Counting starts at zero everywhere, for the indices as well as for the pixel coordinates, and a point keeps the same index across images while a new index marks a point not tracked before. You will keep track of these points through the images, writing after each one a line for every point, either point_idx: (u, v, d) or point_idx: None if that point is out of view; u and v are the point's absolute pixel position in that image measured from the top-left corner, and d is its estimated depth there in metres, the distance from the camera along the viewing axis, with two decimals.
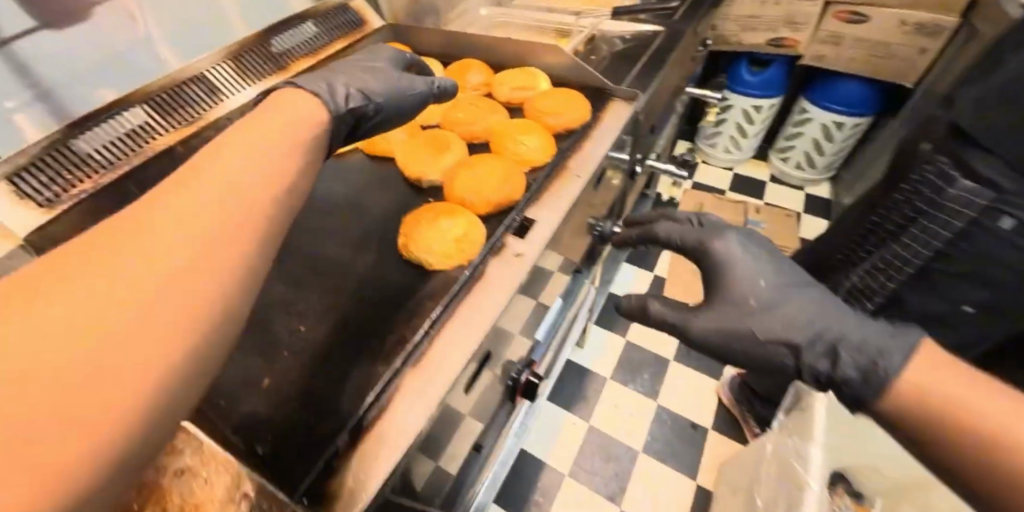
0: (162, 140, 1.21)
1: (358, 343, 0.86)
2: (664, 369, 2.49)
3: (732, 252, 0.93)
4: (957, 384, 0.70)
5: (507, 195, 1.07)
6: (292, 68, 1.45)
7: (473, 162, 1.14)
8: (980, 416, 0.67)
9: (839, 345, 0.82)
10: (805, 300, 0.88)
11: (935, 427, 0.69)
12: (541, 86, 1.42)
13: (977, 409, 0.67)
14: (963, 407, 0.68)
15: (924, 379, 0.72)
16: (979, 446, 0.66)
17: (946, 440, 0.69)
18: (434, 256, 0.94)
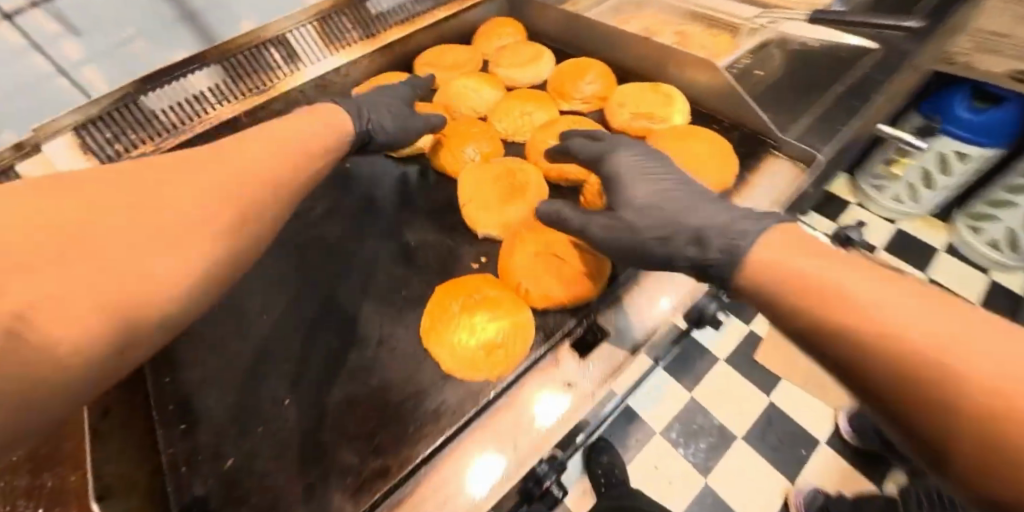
0: (227, 108, 1.09)
1: (335, 451, 0.69)
2: (727, 446, 1.63)
3: (627, 166, 0.72)
4: (846, 263, 0.43)
5: (580, 290, 0.78)
6: (383, 38, 1.22)
7: (547, 224, 0.85)
8: (859, 294, 0.40)
9: (703, 231, 0.59)
10: (686, 193, 0.66)
11: (804, 312, 0.43)
12: (675, 117, 1.06)
13: (845, 279, 0.42)
14: (833, 282, 0.42)
15: (800, 249, 0.46)
16: (866, 337, 0.38)
17: (815, 332, 0.42)
18: (455, 362, 0.72)
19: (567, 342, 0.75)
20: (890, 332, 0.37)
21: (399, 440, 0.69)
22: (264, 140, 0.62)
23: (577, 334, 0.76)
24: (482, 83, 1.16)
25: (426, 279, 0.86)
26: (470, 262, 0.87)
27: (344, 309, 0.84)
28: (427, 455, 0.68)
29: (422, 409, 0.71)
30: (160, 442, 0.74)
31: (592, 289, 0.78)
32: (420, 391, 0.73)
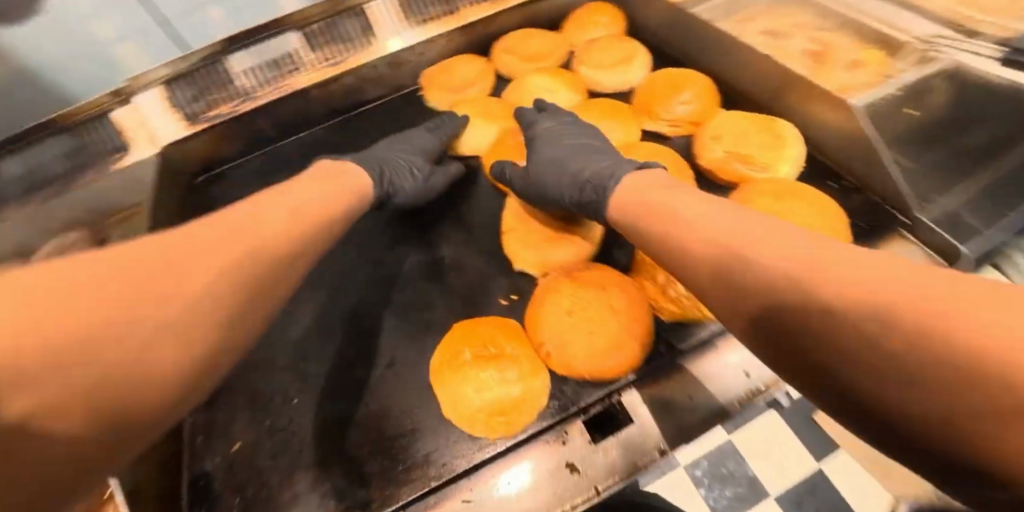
0: (302, 77, 1.07)
1: (329, 465, 0.71)
2: None
3: (545, 130, 0.89)
4: (694, 200, 0.56)
5: (608, 365, 0.69)
6: (466, 15, 1.12)
7: (590, 277, 0.76)
8: (709, 226, 0.50)
9: (591, 176, 0.75)
10: (579, 148, 0.83)
11: (678, 249, 0.53)
12: (781, 168, 0.90)
13: (704, 216, 0.52)
14: (692, 220, 0.53)
15: (661, 195, 0.61)
16: (733, 273, 0.44)
17: (693, 271, 0.51)
18: (453, 413, 0.68)
19: (580, 421, 0.68)
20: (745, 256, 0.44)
21: (383, 476, 0.69)
22: (281, 199, 0.62)
23: (594, 411, 0.69)
24: (560, 84, 1.06)
25: (451, 305, 0.82)
26: (500, 296, 0.81)
27: (366, 318, 0.83)
28: (407, 501, 0.66)
29: (413, 451, 0.70)
30: None
31: (621, 369, 0.69)
32: (416, 429, 0.71)
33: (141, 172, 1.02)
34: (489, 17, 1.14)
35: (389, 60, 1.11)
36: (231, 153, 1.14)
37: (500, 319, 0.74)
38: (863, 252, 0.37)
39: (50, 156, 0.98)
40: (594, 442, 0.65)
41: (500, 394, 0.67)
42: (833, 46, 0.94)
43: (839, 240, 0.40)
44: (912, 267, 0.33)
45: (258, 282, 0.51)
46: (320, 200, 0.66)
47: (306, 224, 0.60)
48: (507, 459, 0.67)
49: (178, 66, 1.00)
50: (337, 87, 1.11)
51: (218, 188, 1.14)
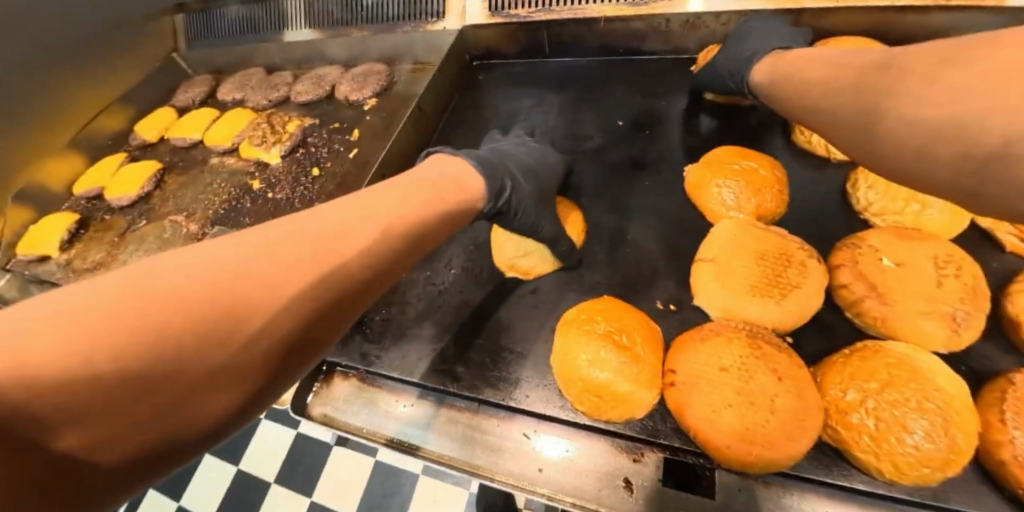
0: (596, 8, 1.12)
1: (447, 335, 0.81)
2: None
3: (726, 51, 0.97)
4: (839, 59, 0.65)
5: (720, 442, 0.60)
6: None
7: (773, 356, 0.64)
8: (848, 73, 0.60)
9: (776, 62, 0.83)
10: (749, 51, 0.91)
11: (824, 105, 0.64)
12: None
13: (845, 67, 0.62)
14: (839, 74, 0.62)
15: (807, 71, 0.71)
16: (856, 107, 0.56)
17: (830, 121, 0.62)
18: (559, 363, 0.70)
19: (659, 455, 0.65)
20: (872, 85, 0.54)
21: (479, 368, 0.76)
22: (380, 194, 0.57)
23: (681, 458, 0.64)
24: None
25: (607, 275, 0.82)
26: (658, 299, 0.78)
27: None
28: (485, 400, 0.73)
29: (508, 368, 0.75)
30: None
31: (730, 457, 0.60)
32: (522, 354, 0.76)
33: (440, 39, 1.27)
34: (825, 8, 0.98)
35: (687, 19, 1.07)
36: (507, 53, 1.27)
37: (644, 319, 0.72)
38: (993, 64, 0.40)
39: (394, 0, 1.30)
40: (661, 482, 0.64)
41: (609, 379, 0.66)
42: None
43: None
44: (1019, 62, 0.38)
45: (335, 283, 0.46)
46: (417, 203, 0.59)
47: (393, 228, 0.54)
48: (579, 434, 0.69)
49: None
50: (623, 29, 1.13)
51: (482, 77, 1.29)
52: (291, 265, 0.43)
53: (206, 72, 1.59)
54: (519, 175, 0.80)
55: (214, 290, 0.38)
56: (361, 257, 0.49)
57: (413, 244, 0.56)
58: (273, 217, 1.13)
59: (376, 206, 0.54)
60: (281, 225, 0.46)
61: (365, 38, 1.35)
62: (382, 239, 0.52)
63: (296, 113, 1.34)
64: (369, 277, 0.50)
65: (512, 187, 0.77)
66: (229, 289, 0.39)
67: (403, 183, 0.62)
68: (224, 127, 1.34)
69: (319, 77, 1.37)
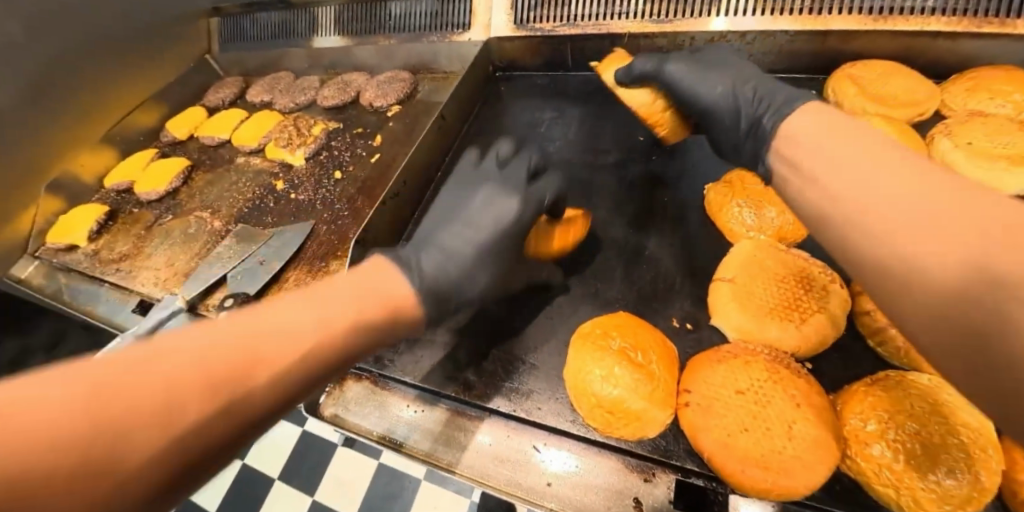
0: (620, 24, 1.13)
1: (458, 343, 0.81)
2: None
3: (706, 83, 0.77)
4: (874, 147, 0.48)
5: (732, 468, 0.59)
6: (826, 21, 0.98)
7: (791, 381, 0.63)
8: (906, 180, 0.43)
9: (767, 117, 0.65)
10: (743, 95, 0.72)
11: (867, 206, 0.44)
12: None
13: (892, 164, 0.45)
14: (884, 168, 0.46)
15: (828, 147, 0.52)
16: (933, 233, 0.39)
17: (871, 227, 0.44)
18: (572, 378, 0.70)
19: (671, 477, 0.64)
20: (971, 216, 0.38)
21: (491, 377, 0.76)
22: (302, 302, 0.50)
23: (692, 480, 0.63)
24: None
25: (623, 291, 0.82)
26: (673, 316, 0.78)
27: None
28: (496, 410, 0.73)
29: (519, 379, 0.75)
30: (404, 233, 1.03)
31: (743, 484, 0.58)
32: (535, 365, 0.77)
33: (465, 50, 1.30)
34: (854, 31, 0.97)
35: (712, 37, 1.08)
36: (531, 65, 1.29)
37: (661, 338, 0.72)
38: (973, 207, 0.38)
39: (422, 11, 1.32)
40: (672, 504, 0.62)
41: (621, 396, 0.65)
42: None
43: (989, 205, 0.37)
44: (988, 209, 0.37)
45: (237, 413, 0.41)
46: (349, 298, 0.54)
47: (315, 346, 0.47)
48: (588, 450, 0.68)
49: None
50: (648, 45, 1.14)
51: (506, 87, 1.30)
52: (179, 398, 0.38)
53: (236, 74, 1.64)
54: (481, 251, 0.69)
55: (93, 420, 0.35)
56: (286, 376, 0.45)
57: (341, 361, 0.50)
58: (294, 217, 1.15)
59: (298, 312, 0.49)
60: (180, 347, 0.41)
61: (392, 46, 1.38)
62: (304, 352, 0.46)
63: (321, 117, 1.36)
64: (277, 402, 0.45)
65: (469, 272, 0.68)
66: (104, 426, 0.35)
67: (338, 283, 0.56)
68: (251, 128, 1.37)
69: (346, 83, 1.40)
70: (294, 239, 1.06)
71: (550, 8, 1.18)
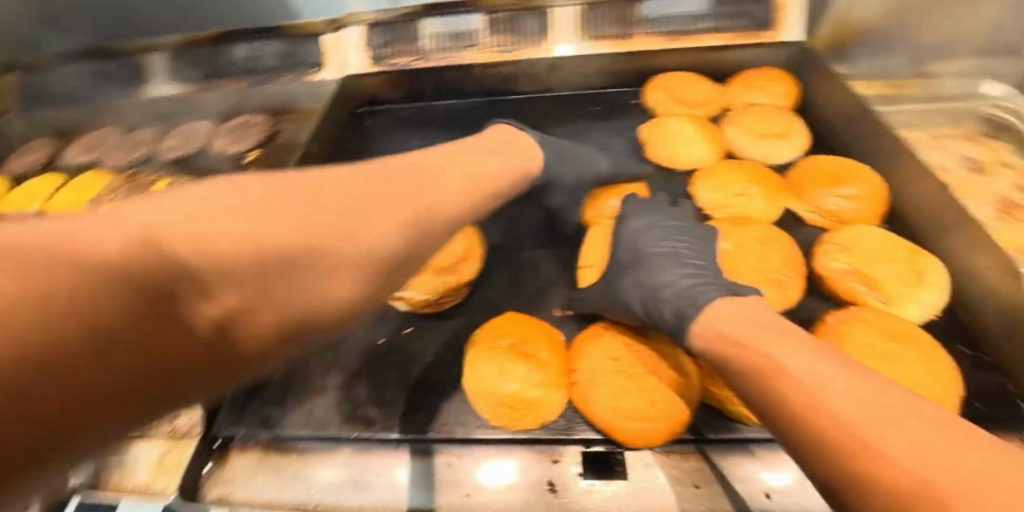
0: (471, 55, 1.23)
1: (354, 381, 0.79)
2: None
3: (636, 232, 0.80)
4: (807, 357, 0.50)
5: (623, 426, 0.66)
6: (636, 43, 1.18)
7: (651, 340, 0.74)
8: (846, 403, 0.44)
9: (665, 285, 0.71)
10: (663, 234, 0.78)
11: (776, 376, 0.51)
12: (923, 297, 0.77)
13: (823, 376, 0.47)
14: (817, 385, 0.47)
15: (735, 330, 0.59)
16: (833, 436, 0.43)
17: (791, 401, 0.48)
18: (472, 386, 0.72)
19: (577, 451, 0.69)
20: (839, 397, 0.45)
21: (391, 406, 0.75)
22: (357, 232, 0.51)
23: (594, 449, 0.69)
24: (701, 136, 1.03)
25: (508, 294, 0.87)
26: (555, 308, 0.85)
27: None
28: (402, 438, 0.72)
29: (422, 401, 0.76)
30: None
31: (636, 440, 0.66)
32: (436, 381, 0.78)
33: (322, 89, 1.29)
34: (656, 50, 1.18)
35: (550, 63, 1.22)
36: (394, 98, 1.33)
37: (546, 327, 0.78)
38: (846, 380, 0.46)
39: (269, 53, 1.29)
40: (583, 476, 0.66)
41: (519, 388, 0.70)
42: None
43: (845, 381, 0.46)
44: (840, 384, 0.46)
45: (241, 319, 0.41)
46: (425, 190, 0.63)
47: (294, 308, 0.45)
48: (498, 450, 0.70)
49: (383, 16, 1.21)
50: (498, 72, 1.25)
51: (370, 122, 1.32)
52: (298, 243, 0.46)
53: (43, 134, 1.41)
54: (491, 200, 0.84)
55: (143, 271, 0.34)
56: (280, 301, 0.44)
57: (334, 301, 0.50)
58: None
59: (384, 188, 0.58)
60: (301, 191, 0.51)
61: (240, 90, 1.32)
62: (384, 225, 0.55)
63: (163, 172, 1.24)
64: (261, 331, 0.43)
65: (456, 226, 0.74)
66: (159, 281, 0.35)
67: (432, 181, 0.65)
68: (75, 194, 1.20)
69: (190, 134, 1.29)
70: None
71: (402, 45, 1.24)
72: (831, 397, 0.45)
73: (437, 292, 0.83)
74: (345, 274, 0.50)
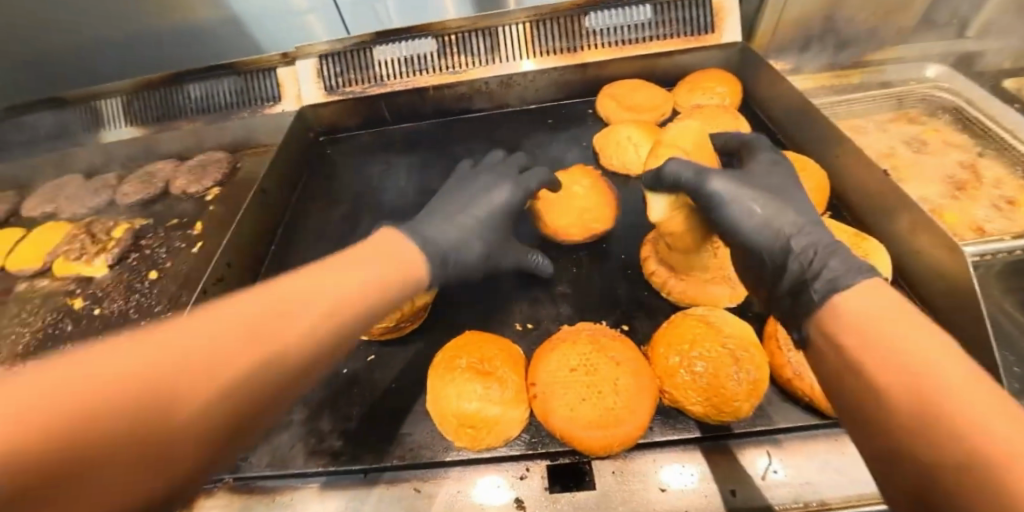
0: (425, 78, 1.25)
1: (319, 413, 0.78)
2: None
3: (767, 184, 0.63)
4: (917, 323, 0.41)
5: (585, 438, 0.67)
6: (584, 55, 1.21)
7: (609, 346, 0.74)
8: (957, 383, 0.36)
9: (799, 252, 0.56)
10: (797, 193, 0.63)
11: (870, 353, 0.41)
12: None
13: (941, 365, 0.37)
14: (920, 360, 0.38)
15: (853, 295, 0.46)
16: (948, 451, 0.34)
17: (887, 389, 0.39)
18: (434, 409, 0.72)
19: (543, 465, 0.70)
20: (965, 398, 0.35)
21: (358, 437, 0.75)
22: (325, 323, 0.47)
23: (560, 461, 0.70)
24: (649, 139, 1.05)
25: (470, 312, 0.88)
26: (517, 322, 0.86)
27: None
28: (370, 467, 0.72)
29: (388, 427, 0.75)
30: None
31: (596, 447, 0.67)
32: (401, 405, 0.78)
33: (281, 121, 1.30)
34: (602, 60, 1.21)
35: (502, 79, 1.24)
36: (353, 126, 1.34)
37: (505, 344, 0.78)
38: (968, 383, 0.36)
39: (225, 90, 1.29)
40: (550, 490, 0.67)
41: (478, 407, 0.69)
42: (972, 204, 0.99)
43: (988, 386, 0.35)
44: (981, 388, 0.35)
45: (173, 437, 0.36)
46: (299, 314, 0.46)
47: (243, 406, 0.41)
48: (466, 471, 0.70)
49: (335, 46, 1.22)
50: (453, 92, 1.27)
51: (332, 150, 1.33)
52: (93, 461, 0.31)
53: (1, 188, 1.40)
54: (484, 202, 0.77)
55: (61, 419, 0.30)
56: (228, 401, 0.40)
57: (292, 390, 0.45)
58: (103, 336, 0.99)
59: (264, 311, 0.44)
60: (84, 375, 0.33)
61: (198, 128, 1.32)
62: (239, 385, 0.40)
63: (124, 217, 1.23)
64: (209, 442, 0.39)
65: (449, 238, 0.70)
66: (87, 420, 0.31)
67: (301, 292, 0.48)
68: (32, 247, 1.18)
69: (149, 175, 1.28)
70: None
71: (357, 71, 1.25)
72: (950, 399, 0.35)
73: (394, 320, 0.82)
74: (302, 358, 0.45)
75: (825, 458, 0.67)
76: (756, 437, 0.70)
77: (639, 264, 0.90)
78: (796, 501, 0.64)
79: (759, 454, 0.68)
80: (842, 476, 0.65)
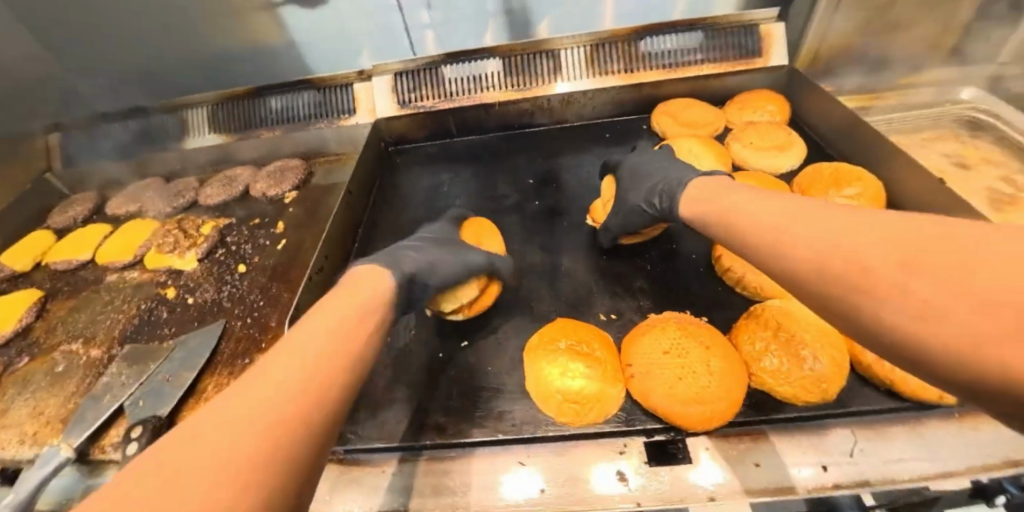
0: (490, 95, 1.34)
1: (419, 393, 0.84)
2: None
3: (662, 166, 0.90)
4: (821, 222, 0.49)
5: (683, 412, 0.72)
6: (640, 76, 1.30)
7: (697, 332, 0.80)
8: (858, 246, 0.43)
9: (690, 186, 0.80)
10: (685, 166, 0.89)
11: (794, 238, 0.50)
12: None
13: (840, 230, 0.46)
14: (833, 246, 0.45)
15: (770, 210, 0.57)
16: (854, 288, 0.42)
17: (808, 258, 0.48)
18: (536, 387, 0.78)
19: (640, 441, 0.75)
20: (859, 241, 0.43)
21: (459, 413, 0.80)
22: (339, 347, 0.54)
23: (656, 438, 0.75)
24: (708, 152, 1.13)
25: (553, 304, 0.95)
26: (599, 312, 0.92)
27: None
28: (475, 441, 0.77)
29: (488, 405, 0.81)
30: None
31: (694, 422, 0.72)
32: (496, 386, 0.83)
33: (355, 133, 1.39)
34: (657, 81, 1.31)
35: (563, 97, 1.34)
36: (420, 138, 1.44)
37: (597, 331, 0.84)
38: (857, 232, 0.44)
39: (302, 103, 1.39)
40: (648, 463, 0.72)
41: (581, 384, 0.75)
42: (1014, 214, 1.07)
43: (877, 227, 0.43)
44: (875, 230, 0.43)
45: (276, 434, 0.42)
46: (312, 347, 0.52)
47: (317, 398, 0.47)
48: (565, 446, 0.75)
49: (409, 65, 1.31)
50: (516, 108, 1.37)
51: (399, 159, 1.42)
52: (248, 458, 0.38)
53: (87, 189, 1.50)
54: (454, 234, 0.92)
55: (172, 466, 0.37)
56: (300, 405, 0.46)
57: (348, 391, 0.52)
58: (198, 323, 1.07)
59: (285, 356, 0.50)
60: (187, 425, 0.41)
61: (276, 138, 1.42)
62: (309, 394, 0.46)
63: (207, 216, 1.31)
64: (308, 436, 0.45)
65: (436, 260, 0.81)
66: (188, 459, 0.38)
67: (304, 335, 0.53)
68: (120, 241, 1.25)
69: (230, 179, 1.37)
70: (204, 344, 0.98)
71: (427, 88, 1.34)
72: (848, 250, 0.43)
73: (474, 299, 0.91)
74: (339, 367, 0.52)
75: (913, 439, 0.71)
76: (844, 418, 0.74)
77: (710, 262, 0.97)
78: (886, 477, 0.67)
79: (847, 434, 0.72)
80: (932, 455, 0.69)
